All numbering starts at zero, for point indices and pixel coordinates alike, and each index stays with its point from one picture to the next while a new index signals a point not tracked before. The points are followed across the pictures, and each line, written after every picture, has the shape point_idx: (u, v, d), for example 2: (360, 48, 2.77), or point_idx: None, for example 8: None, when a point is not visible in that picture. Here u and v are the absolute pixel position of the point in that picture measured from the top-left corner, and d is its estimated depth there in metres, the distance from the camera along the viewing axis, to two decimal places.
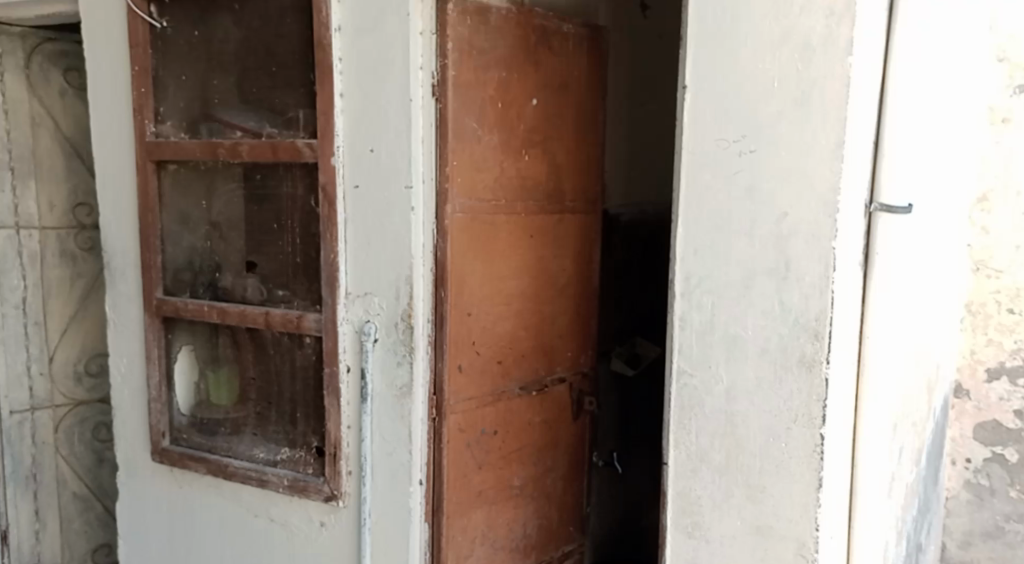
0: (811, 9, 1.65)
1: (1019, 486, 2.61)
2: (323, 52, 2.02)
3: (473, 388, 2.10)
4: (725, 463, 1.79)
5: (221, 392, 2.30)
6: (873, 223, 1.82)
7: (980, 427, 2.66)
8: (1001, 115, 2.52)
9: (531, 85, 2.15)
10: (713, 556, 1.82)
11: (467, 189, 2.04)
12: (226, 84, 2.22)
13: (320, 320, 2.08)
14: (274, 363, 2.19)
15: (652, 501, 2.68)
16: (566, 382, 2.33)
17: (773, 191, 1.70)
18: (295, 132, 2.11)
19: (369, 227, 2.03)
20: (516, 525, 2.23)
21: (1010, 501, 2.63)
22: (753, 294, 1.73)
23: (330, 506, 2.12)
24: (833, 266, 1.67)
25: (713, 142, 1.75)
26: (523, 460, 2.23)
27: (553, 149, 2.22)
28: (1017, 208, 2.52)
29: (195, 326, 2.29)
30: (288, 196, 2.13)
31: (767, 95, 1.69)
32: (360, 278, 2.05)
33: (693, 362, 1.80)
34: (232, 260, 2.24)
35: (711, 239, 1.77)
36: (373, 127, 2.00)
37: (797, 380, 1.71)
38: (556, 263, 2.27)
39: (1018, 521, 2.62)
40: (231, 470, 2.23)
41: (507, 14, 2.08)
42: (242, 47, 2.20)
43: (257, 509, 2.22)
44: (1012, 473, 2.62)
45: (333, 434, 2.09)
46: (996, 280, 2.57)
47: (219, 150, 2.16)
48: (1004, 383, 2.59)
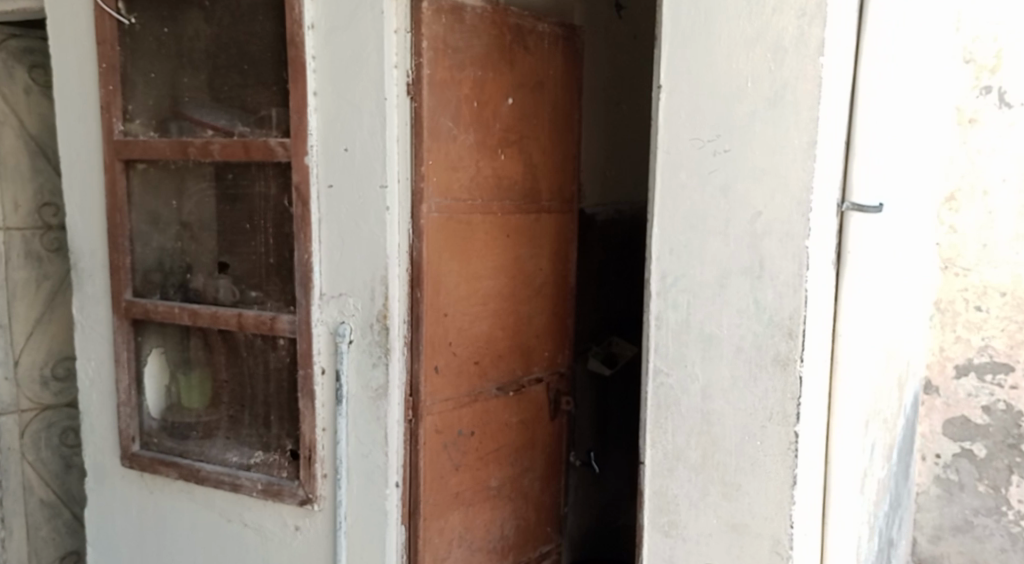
0: (783, 10, 1.67)
1: (987, 481, 2.59)
2: (295, 50, 2.00)
3: (450, 389, 2.09)
4: (701, 461, 1.80)
5: (193, 395, 2.27)
6: (845, 222, 1.84)
7: (950, 423, 2.63)
8: (968, 116, 2.51)
9: (506, 85, 2.14)
10: (689, 554, 1.83)
11: (442, 188, 2.03)
12: (196, 82, 2.19)
13: (294, 321, 2.06)
14: (248, 366, 2.17)
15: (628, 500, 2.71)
16: (543, 382, 2.32)
17: (747, 190, 1.72)
18: (268, 131, 2.08)
19: (343, 228, 2.01)
20: (493, 526, 2.22)
21: (978, 496, 2.61)
22: (728, 292, 1.75)
23: (305, 510, 2.10)
24: (806, 265, 1.68)
25: (688, 141, 1.76)
26: (500, 460, 2.23)
27: (529, 149, 2.21)
28: (984, 208, 2.51)
29: (165, 328, 2.25)
30: (261, 196, 2.11)
31: (742, 95, 1.71)
32: (334, 279, 2.03)
33: (669, 360, 1.81)
34: (203, 261, 2.20)
35: (686, 239, 1.78)
36: (347, 126, 1.99)
37: (771, 378, 1.72)
38: (532, 263, 2.26)
39: (987, 515, 2.61)
40: (203, 475, 2.19)
41: (482, 13, 2.07)
42: (213, 44, 2.17)
43: (230, 513, 2.19)
44: (980, 467, 2.60)
45: (307, 437, 2.07)
46: (965, 277, 2.56)
47: (190, 149, 2.13)
48: (972, 379, 2.58)
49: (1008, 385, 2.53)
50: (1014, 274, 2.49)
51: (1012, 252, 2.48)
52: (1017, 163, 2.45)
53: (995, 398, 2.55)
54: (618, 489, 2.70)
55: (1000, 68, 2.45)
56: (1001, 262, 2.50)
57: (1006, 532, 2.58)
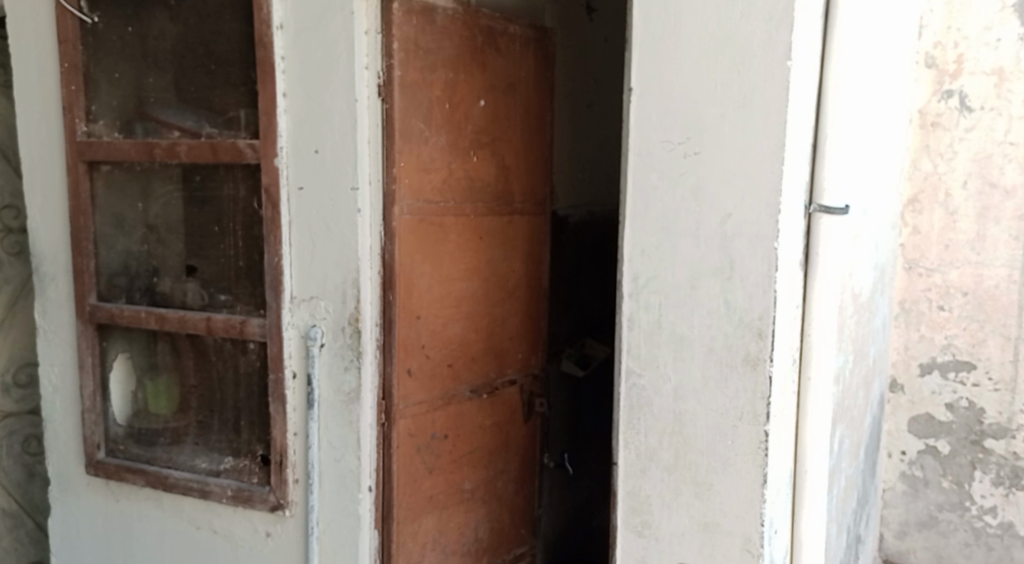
0: (751, 14, 1.69)
1: (951, 476, 2.59)
2: (263, 50, 1.99)
3: (422, 392, 2.08)
4: (673, 462, 1.81)
5: (160, 401, 2.24)
6: (812, 224, 1.87)
7: (915, 420, 2.62)
8: (929, 119, 2.51)
9: (478, 86, 2.14)
10: (662, 554, 1.85)
11: (415, 191, 2.02)
12: (162, 82, 2.15)
13: (264, 325, 2.04)
14: (217, 371, 2.14)
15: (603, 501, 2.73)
16: (516, 383, 2.32)
17: (717, 193, 1.74)
18: (236, 132, 2.06)
19: (314, 230, 2.00)
20: (467, 529, 2.22)
21: (943, 491, 2.60)
22: (699, 294, 1.76)
23: (276, 516, 2.08)
24: (775, 266, 1.70)
25: (659, 144, 1.77)
26: (474, 463, 2.22)
27: (501, 151, 2.21)
28: (947, 208, 2.51)
29: (131, 333, 2.21)
30: (230, 198, 2.08)
31: (711, 97, 1.72)
32: (305, 282, 2.02)
33: (642, 362, 1.82)
34: (170, 264, 2.17)
35: (657, 241, 1.79)
36: (317, 128, 1.97)
37: (742, 378, 1.74)
38: (505, 265, 2.26)
39: (951, 510, 2.60)
40: (170, 482, 2.16)
41: (453, 15, 2.06)
42: (179, 44, 2.13)
43: (199, 520, 2.17)
44: (944, 464, 2.59)
45: (279, 441, 2.05)
46: (928, 278, 2.56)
47: (156, 150, 2.09)
48: (936, 377, 2.57)
49: (970, 383, 2.52)
50: (976, 275, 2.49)
51: (974, 252, 2.48)
52: (977, 165, 2.46)
53: (958, 396, 2.54)
54: (593, 489, 2.72)
55: (961, 73, 2.45)
56: (963, 262, 2.50)
57: (969, 526, 2.58)
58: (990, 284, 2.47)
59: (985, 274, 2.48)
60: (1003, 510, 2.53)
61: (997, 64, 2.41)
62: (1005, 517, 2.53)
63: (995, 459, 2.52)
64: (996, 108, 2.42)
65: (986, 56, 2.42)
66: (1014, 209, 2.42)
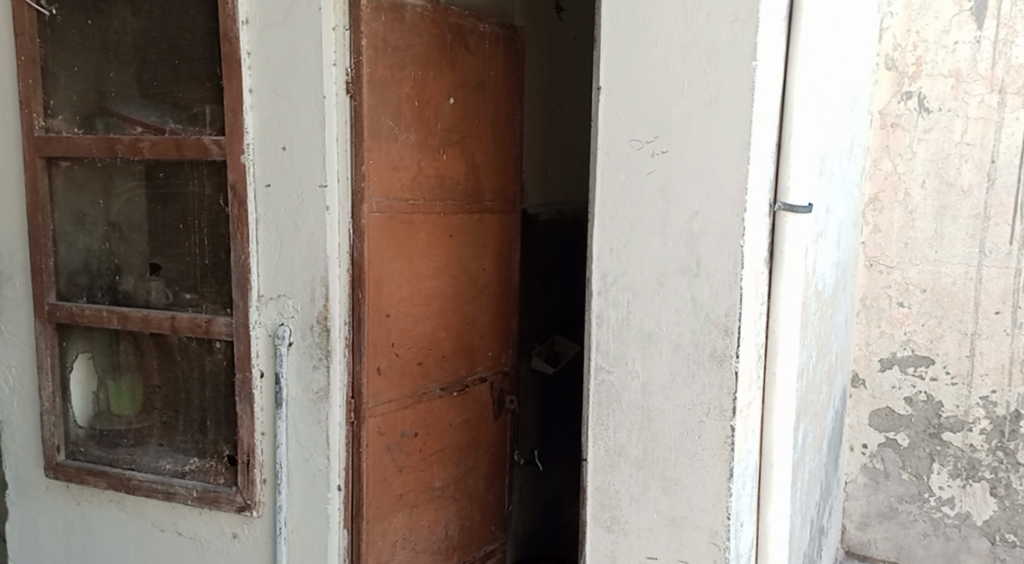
0: (717, 15, 1.71)
1: (911, 469, 2.62)
2: (229, 45, 1.96)
3: (392, 390, 2.07)
4: (642, 457, 1.83)
5: (123, 402, 2.20)
6: (778, 222, 1.90)
7: (876, 414, 2.65)
8: (889, 120, 2.55)
9: (448, 84, 2.13)
10: (630, 548, 1.86)
11: (384, 188, 2.01)
12: (124, 76, 2.11)
13: (231, 324, 2.02)
14: (182, 371, 2.11)
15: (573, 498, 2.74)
16: (486, 381, 2.32)
17: (684, 192, 1.76)
18: (201, 129, 2.03)
19: (282, 228, 1.98)
20: (437, 526, 2.22)
21: (903, 483, 2.63)
22: (667, 291, 1.78)
23: (243, 517, 2.06)
24: (741, 263, 1.73)
25: (628, 142, 1.79)
26: (444, 461, 2.22)
27: (471, 149, 2.21)
28: (908, 208, 2.55)
29: (93, 332, 2.17)
30: (195, 195, 2.05)
31: (677, 97, 1.75)
32: (273, 280, 2.00)
33: (611, 358, 1.84)
34: (133, 262, 2.13)
35: (625, 238, 1.81)
36: (285, 125, 1.96)
37: (709, 373, 1.77)
38: (476, 263, 2.26)
39: (910, 502, 2.63)
40: (134, 484, 2.12)
41: (423, 12, 2.05)
42: (141, 38, 2.10)
43: (163, 522, 2.14)
44: (904, 457, 2.62)
45: (246, 441, 2.04)
46: (888, 275, 2.59)
47: (118, 146, 2.06)
48: (896, 372, 2.60)
49: (928, 377, 2.56)
50: (933, 272, 2.53)
51: (932, 250, 2.53)
52: (934, 166, 2.51)
53: (917, 390, 2.58)
54: (562, 486, 2.73)
55: (920, 75, 2.50)
56: (922, 260, 2.55)
57: (928, 517, 2.62)
58: (947, 281, 2.52)
59: (943, 271, 2.52)
60: (961, 501, 2.57)
61: (954, 66, 2.46)
62: (963, 508, 2.57)
63: (952, 451, 2.56)
64: (953, 110, 2.48)
65: (943, 59, 2.47)
66: (970, 208, 2.48)
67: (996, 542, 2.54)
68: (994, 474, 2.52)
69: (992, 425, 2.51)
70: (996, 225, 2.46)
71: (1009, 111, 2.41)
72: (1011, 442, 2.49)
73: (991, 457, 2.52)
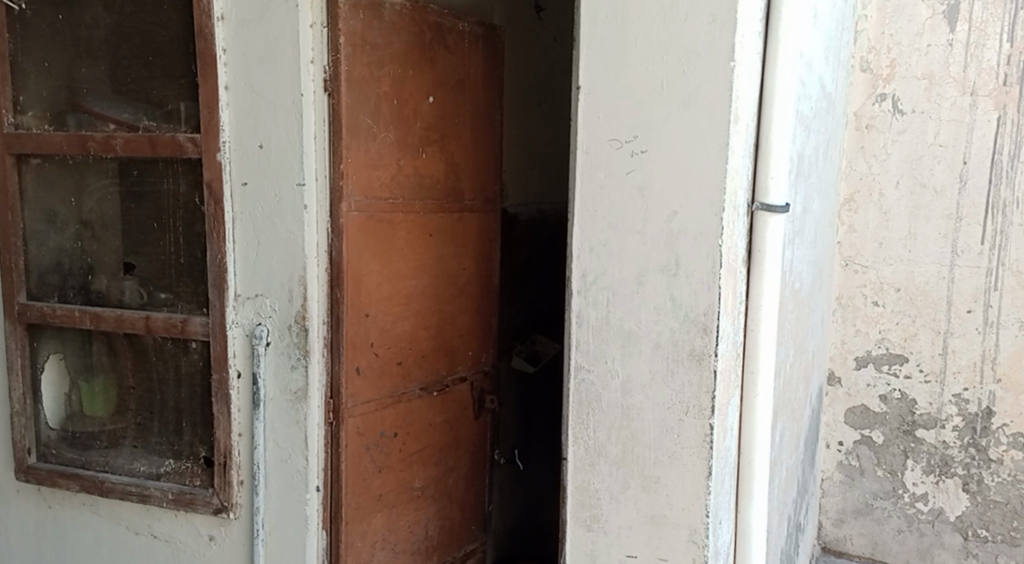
0: (695, 16, 1.72)
1: (886, 465, 2.66)
2: (204, 41, 1.94)
3: (371, 390, 2.05)
4: (621, 456, 1.83)
5: (96, 403, 2.16)
6: (755, 222, 1.92)
7: (851, 412, 2.68)
8: (865, 121, 2.58)
9: (427, 83, 2.11)
10: (610, 547, 1.87)
11: (363, 187, 1.99)
12: (95, 72, 2.07)
13: (207, 324, 2.00)
14: (157, 371, 2.08)
15: (553, 497, 2.75)
16: (466, 381, 2.31)
17: (664, 192, 1.76)
18: (176, 126, 2.00)
19: (259, 227, 1.96)
20: (417, 527, 2.20)
21: (877, 480, 2.67)
22: (646, 290, 1.79)
23: (220, 519, 2.04)
24: (719, 263, 1.74)
25: (607, 142, 1.79)
26: (424, 461, 2.21)
27: (450, 148, 2.20)
28: (882, 208, 2.59)
29: (64, 333, 2.14)
30: (170, 194, 2.02)
31: (656, 96, 1.75)
32: (250, 280, 1.98)
33: (591, 358, 1.84)
34: (106, 261, 2.10)
35: (605, 237, 1.81)
36: (261, 123, 1.94)
37: (687, 372, 1.77)
38: (456, 262, 2.25)
39: (885, 498, 2.67)
40: (107, 486, 2.10)
41: (401, 10, 2.03)
42: (113, 33, 2.06)
43: (138, 525, 2.11)
44: (878, 454, 2.66)
45: (223, 442, 2.02)
46: (864, 274, 2.62)
47: (90, 143, 2.03)
48: (871, 370, 2.64)
49: (902, 374, 2.60)
50: (907, 271, 2.57)
51: (906, 250, 2.57)
52: (908, 167, 2.55)
53: (891, 387, 2.62)
54: (543, 485, 2.73)
55: (894, 77, 2.54)
56: (896, 259, 2.58)
57: (902, 513, 2.65)
58: (921, 280, 2.56)
59: (917, 271, 2.56)
60: (934, 497, 2.61)
61: (926, 68, 2.50)
62: (936, 504, 2.61)
63: (926, 448, 2.60)
64: (926, 111, 2.51)
65: (916, 61, 2.51)
66: (943, 209, 2.52)
67: (969, 538, 2.59)
68: (967, 470, 2.56)
69: (964, 422, 2.55)
70: (968, 225, 2.49)
71: (980, 113, 2.45)
72: (983, 438, 2.53)
73: (963, 453, 2.56)
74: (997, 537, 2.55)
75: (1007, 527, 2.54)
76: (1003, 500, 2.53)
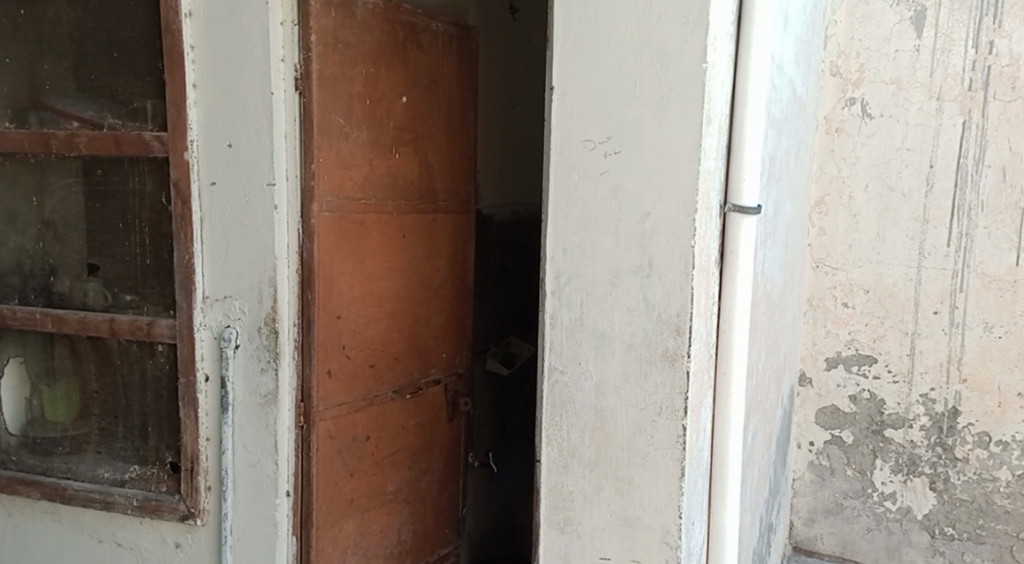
0: (668, 17, 1.72)
1: (856, 465, 2.69)
2: (171, 38, 1.90)
3: (344, 393, 2.02)
4: (595, 458, 1.83)
5: (58, 408, 2.11)
6: (727, 223, 1.92)
7: (822, 412, 2.71)
8: (834, 125, 2.61)
9: (400, 83, 2.09)
10: (583, 550, 1.86)
11: (335, 187, 1.96)
12: (58, 68, 2.02)
13: (174, 326, 1.96)
14: (122, 375, 2.04)
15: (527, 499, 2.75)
16: (440, 383, 2.29)
17: (637, 193, 1.76)
18: (142, 124, 1.96)
19: (228, 228, 1.93)
20: (390, 531, 2.18)
21: (847, 479, 2.70)
22: (619, 292, 1.79)
23: (186, 526, 2.00)
24: (692, 264, 1.74)
25: (581, 143, 1.79)
26: (397, 464, 2.19)
27: (424, 148, 2.18)
28: (854, 211, 2.62)
29: (26, 336, 2.09)
30: (135, 193, 1.98)
31: (629, 98, 1.75)
32: (218, 281, 1.95)
33: (565, 359, 1.83)
34: (69, 263, 2.05)
35: (579, 237, 1.80)
36: (231, 122, 1.90)
37: (660, 373, 1.77)
38: (429, 263, 2.22)
39: (855, 497, 2.70)
40: (69, 493, 2.05)
41: (374, 9, 2.01)
42: (77, 29, 2.01)
43: (101, 533, 2.06)
44: (848, 454, 2.69)
45: (190, 447, 1.98)
46: (833, 276, 2.65)
47: (52, 141, 1.98)
48: (841, 371, 2.67)
49: (871, 375, 2.63)
50: (876, 273, 2.60)
51: (874, 252, 2.60)
52: (877, 171, 2.58)
53: (860, 388, 2.65)
54: (518, 487, 2.73)
55: (862, 82, 2.57)
56: (865, 261, 2.61)
57: (871, 512, 2.69)
58: (889, 282, 2.59)
59: (885, 272, 2.59)
60: (902, 495, 2.65)
61: (894, 74, 2.53)
62: (904, 502, 2.64)
63: (893, 448, 2.63)
64: (894, 115, 2.55)
65: (884, 66, 2.54)
66: (910, 212, 2.55)
67: (936, 536, 2.62)
68: (933, 469, 2.60)
69: (931, 421, 2.58)
70: (934, 229, 2.53)
71: (946, 118, 2.49)
72: (949, 437, 2.57)
73: (930, 453, 2.60)
74: (963, 535, 2.59)
75: (973, 525, 2.58)
76: (968, 498, 2.57)
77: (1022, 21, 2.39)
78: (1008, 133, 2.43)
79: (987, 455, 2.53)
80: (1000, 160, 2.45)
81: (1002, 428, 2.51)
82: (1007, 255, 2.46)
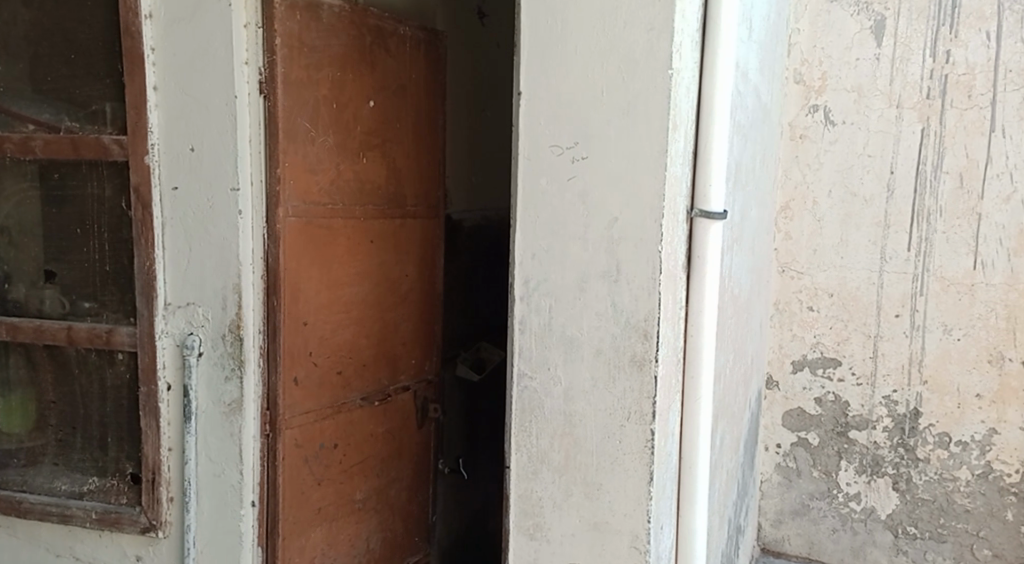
0: (634, 23, 1.72)
1: (821, 467, 2.72)
2: (131, 39, 1.86)
3: (310, 401, 1.99)
4: (564, 463, 1.82)
5: (13, 419, 2.04)
6: (694, 229, 1.93)
7: (788, 415, 2.74)
8: (799, 132, 2.65)
9: (367, 87, 2.07)
10: (553, 555, 1.85)
11: (301, 192, 1.93)
12: (13, 70, 1.97)
13: (134, 334, 1.91)
14: (80, 385, 1.98)
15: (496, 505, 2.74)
16: (409, 390, 2.27)
17: (604, 198, 1.76)
18: (100, 127, 1.91)
19: (191, 233, 1.89)
20: (358, 540, 2.15)
21: (813, 480, 2.73)
22: (588, 297, 1.78)
23: (148, 538, 1.95)
24: (659, 268, 1.74)
25: (550, 148, 1.78)
26: (365, 472, 2.16)
27: (392, 153, 2.15)
28: (818, 216, 2.65)
29: None
30: (94, 198, 1.93)
31: (597, 103, 1.75)
32: (181, 288, 1.91)
33: (534, 365, 1.82)
34: (25, 270, 1.99)
35: (547, 243, 1.80)
36: (194, 125, 1.87)
37: (629, 378, 1.76)
38: (397, 269, 2.20)
39: (820, 498, 2.73)
40: (25, 507, 1.99)
41: (339, 12, 1.98)
42: (32, 30, 1.95)
43: (59, 547, 2.01)
44: (814, 456, 2.72)
45: (151, 458, 1.93)
46: (799, 280, 2.69)
47: (6, 144, 1.92)
48: (807, 374, 2.70)
49: (836, 377, 2.67)
50: (840, 276, 2.64)
51: (838, 256, 2.64)
52: (840, 177, 2.62)
53: (826, 390, 2.68)
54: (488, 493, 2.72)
55: (825, 89, 2.61)
56: (829, 265, 2.65)
57: (836, 513, 2.72)
58: (853, 285, 2.63)
59: (848, 276, 2.63)
60: (866, 496, 2.68)
61: (855, 82, 2.58)
62: (868, 503, 2.68)
63: (857, 449, 2.67)
64: (856, 122, 2.59)
65: (845, 74, 2.58)
66: (872, 217, 2.60)
67: (899, 535, 2.66)
68: (896, 469, 2.64)
69: (893, 422, 2.62)
70: (895, 233, 2.58)
71: (905, 125, 2.54)
72: (911, 438, 2.61)
73: (893, 453, 2.64)
74: (924, 534, 2.63)
75: (935, 524, 2.62)
76: (929, 498, 2.61)
77: (977, 31, 2.45)
78: (964, 140, 2.49)
79: (947, 455, 2.58)
80: (957, 166, 2.50)
81: (961, 428, 2.55)
82: (965, 259, 2.51)
